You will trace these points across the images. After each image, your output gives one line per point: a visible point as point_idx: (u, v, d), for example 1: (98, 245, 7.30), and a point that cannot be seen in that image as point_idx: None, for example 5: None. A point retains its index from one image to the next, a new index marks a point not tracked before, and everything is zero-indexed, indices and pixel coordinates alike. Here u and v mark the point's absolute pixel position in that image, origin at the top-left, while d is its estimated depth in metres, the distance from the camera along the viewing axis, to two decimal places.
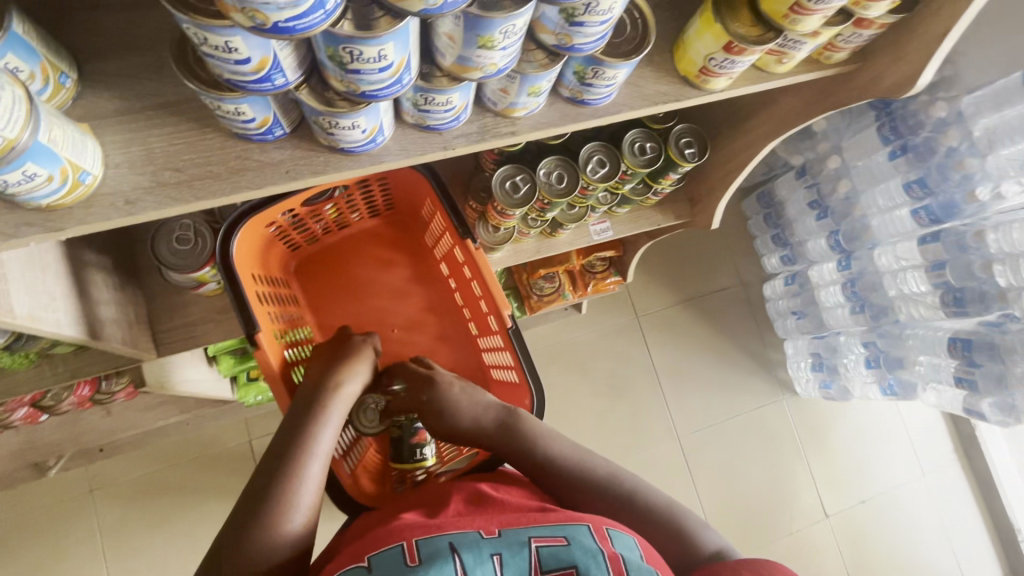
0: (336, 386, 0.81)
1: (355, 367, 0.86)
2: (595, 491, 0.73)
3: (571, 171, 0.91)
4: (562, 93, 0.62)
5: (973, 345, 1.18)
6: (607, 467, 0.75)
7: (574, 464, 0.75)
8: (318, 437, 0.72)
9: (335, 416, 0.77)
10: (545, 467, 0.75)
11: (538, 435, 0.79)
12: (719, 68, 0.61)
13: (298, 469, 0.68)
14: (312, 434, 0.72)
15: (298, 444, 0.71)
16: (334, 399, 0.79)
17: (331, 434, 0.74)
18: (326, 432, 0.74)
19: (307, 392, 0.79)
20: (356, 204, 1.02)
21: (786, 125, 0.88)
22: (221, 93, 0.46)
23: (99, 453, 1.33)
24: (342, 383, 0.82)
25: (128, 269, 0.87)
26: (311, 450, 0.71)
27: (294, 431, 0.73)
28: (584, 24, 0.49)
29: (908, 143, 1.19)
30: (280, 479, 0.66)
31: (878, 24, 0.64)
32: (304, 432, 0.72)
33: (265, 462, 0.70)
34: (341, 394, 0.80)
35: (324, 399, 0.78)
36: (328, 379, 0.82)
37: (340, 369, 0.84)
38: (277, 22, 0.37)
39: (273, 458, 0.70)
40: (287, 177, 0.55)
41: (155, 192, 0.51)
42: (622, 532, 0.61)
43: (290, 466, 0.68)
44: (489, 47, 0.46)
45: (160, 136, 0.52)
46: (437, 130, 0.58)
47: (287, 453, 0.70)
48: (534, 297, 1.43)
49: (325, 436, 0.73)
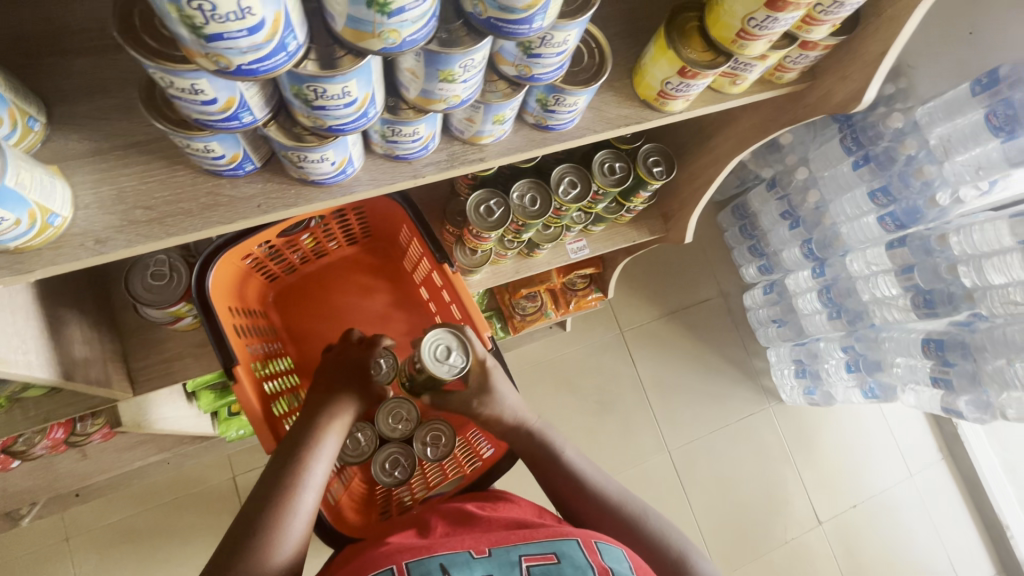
0: (329, 417, 0.78)
1: (350, 392, 0.83)
2: (605, 509, 0.73)
3: (544, 194, 0.93)
4: (527, 120, 0.64)
5: (945, 345, 1.21)
6: (614, 489, 0.76)
7: (588, 482, 0.76)
8: (311, 468, 0.71)
9: (330, 445, 0.76)
10: (559, 477, 0.76)
11: (553, 445, 0.79)
12: (675, 91, 0.64)
13: (289, 501, 0.67)
14: (305, 464, 0.71)
15: (290, 474, 0.70)
16: (328, 427, 0.77)
17: (325, 464, 0.73)
18: (320, 461, 0.73)
19: (301, 421, 0.77)
20: (333, 233, 1.03)
21: (747, 141, 0.91)
22: (189, 132, 0.47)
23: (75, 499, 1.28)
24: (335, 409, 0.79)
25: (101, 308, 0.87)
26: (303, 480, 0.70)
27: (286, 459, 0.71)
28: (542, 55, 0.50)
29: (869, 153, 1.25)
30: (270, 512, 0.66)
31: (822, 46, 0.68)
32: (296, 461, 0.71)
33: (255, 493, 0.69)
34: (335, 420, 0.78)
35: (318, 426, 0.76)
36: (321, 404, 0.79)
37: (331, 398, 0.81)
38: (240, 65, 0.36)
39: (263, 488, 0.69)
40: (259, 212, 0.56)
41: (126, 230, 0.52)
42: (611, 544, 0.61)
43: (280, 497, 0.67)
44: (450, 81, 0.47)
45: (129, 174, 0.53)
46: (406, 159, 0.60)
47: (278, 482, 0.69)
48: (517, 317, 1.45)
49: (318, 467, 0.72)
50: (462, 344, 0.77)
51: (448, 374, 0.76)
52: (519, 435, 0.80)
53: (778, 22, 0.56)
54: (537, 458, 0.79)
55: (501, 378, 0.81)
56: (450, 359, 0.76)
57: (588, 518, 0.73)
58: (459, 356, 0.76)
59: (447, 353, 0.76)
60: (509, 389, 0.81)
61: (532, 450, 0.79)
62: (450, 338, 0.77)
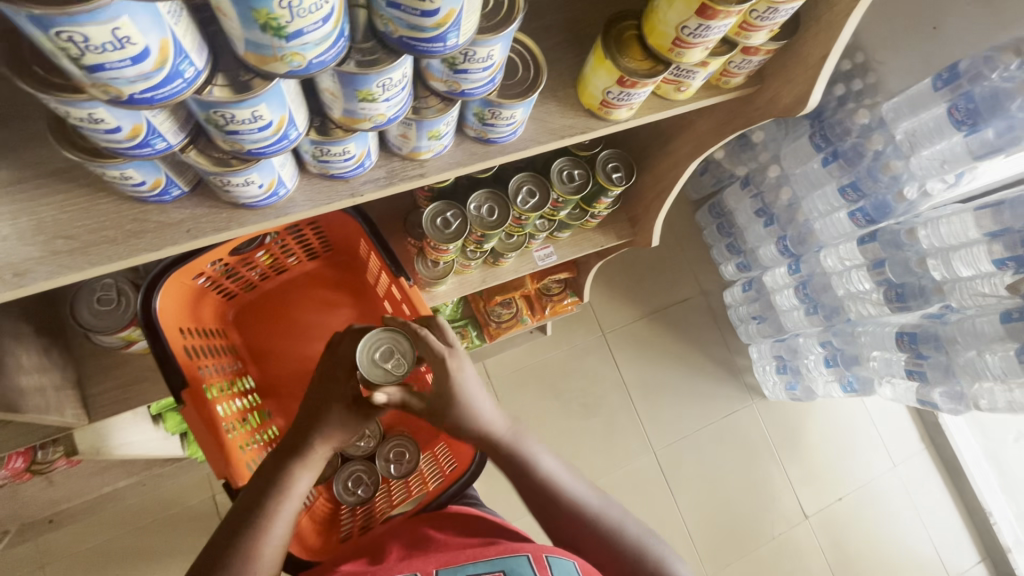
0: (303, 450, 0.73)
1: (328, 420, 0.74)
2: (580, 518, 0.73)
3: (502, 204, 0.93)
4: (468, 134, 0.63)
5: (919, 338, 1.21)
6: (591, 499, 0.76)
7: (563, 493, 0.75)
8: (279, 513, 0.68)
9: (304, 480, 0.72)
10: (536, 488, 0.75)
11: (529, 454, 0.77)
12: (617, 101, 0.64)
13: (252, 547, 0.65)
14: (274, 510, 0.68)
15: (256, 520, 0.66)
16: (302, 464, 0.72)
17: (294, 506, 0.70)
18: (288, 502, 0.69)
19: (275, 457, 0.72)
20: (290, 248, 1.01)
21: (703, 145, 0.91)
22: (102, 160, 0.45)
23: (49, 524, 1.27)
24: (312, 443, 0.73)
25: (53, 337, 0.84)
26: (267, 527, 0.66)
27: (253, 502, 0.68)
28: (468, 71, 0.49)
29: (838, 149, 1.26)
30: (232, 561, 0.63)
31: (764, 51, 0.67)
32: (265, 505, 0.68)
33: (219, 536, 0.66)
34: (310, 457, 0.73)
35: (291, 464, 0.71)
36: (298, 437, 0.74)
37: (309, 428, 0.74)
38: (132, 94, 0.35)
39: (226, 533, 0.66)
40: (189, 236, 0.55)
41: (48, 261, 0.50)
42: (562, 556, 0.63)
43: (245, 546, 0.65)
44: (371, 100, 0.46)
45: (49, 204, 0.51)
46: (343, 178, 0.58)
47: (243, 528, 0.66)
48: (493, 324, 1.44)
49: (287, 511, 0.69)
50: (406, 350, 0.78)
51: (383, 380, 0.75)
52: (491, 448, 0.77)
53: (712, 29, 0.56)
54: (510, 470, 0.77)
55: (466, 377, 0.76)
56: (388, 365, 0.76)
57: (566, 528, 0.73)
58: (396, 361, 0.77)
59: (387, 357, 0.77)
60: (480, 395, 0.77)
61: (505, 462, 0.77)
62: (396, 342, 0.78)
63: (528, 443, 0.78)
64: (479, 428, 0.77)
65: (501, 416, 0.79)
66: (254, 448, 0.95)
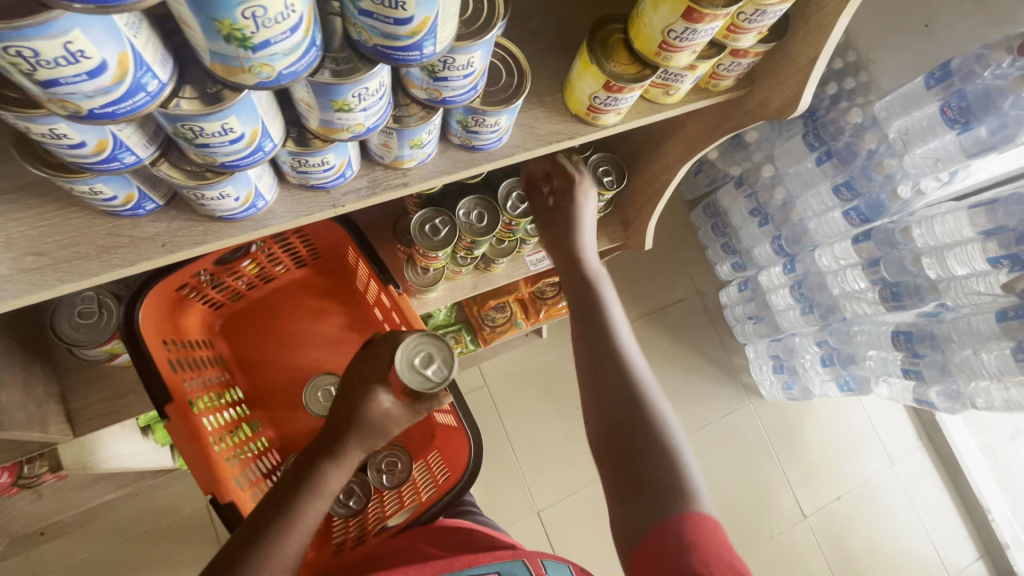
0: (338, 451, 0.72)
1: (363, 428, 0.73)
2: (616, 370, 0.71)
3: (491, 210, 0.91)
4: (452, 141, 0.62)
5: (915, 337, 1.20)
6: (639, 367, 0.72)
7: (618, 351, 0.73)
8: (308, 509, 0.67)
9: (336, 480, 0.71)
10: (594, 320, 0.76)
11: (601, 300, 0.79)
12: (605, 106, 0.62)
13: (278, 538, 0.64)
14: (303, 507, 0.67)
15: (288, 511, 0.66)
16: (337, 463, 0.71)
17: (321, 507, 0.69)
18: (319, 500, 0.69)
19: (309, 452, 0.73)
20: (277, 257, 1.00)
21: (694, 148, 0.90)
22: (70, 175, 0.44)
23: (40, 537, 1.25)
24: (346, 446, 0.72)
25: (34, 351, 0.83)
26: (294, 522, 0.65)
27: (286, 494, 0.68)
28: (448, 79, 0.48)
29: (831, 149, 1.25)
30: (259, 549, 0.62)
31: (753, 53, 0.66)
32: (295, 500, 0.67)
33: (248, 523, 0.66)
34: (343, 460, 0.72)
35: (325, 461, 0.71)
36: (333, 436, 0.73)
37: (343, 432, 0.73)
38: (92, 110, 0.34)
39: (256, 520, 0.66)
40: (165, 251, 0.53)
41: (16, 279, 0.48)
42: (555, 561, 0.66)
43: (270, 536, 0.64)
44: (347, 110, 0.45)
45: (18, 219, 0.49)
46: (324, 188, 0.57)
47: (273, 518, 0.65)
48: (486, 328, 1.43)
49: (315, 508, 0.68)
50: (445, 357, 0.77)
51: (423, 387, 0.75)
52: (571, 276, 0.82)
53: (698, 33, 0.55)
54: (582, 297, 0.79)
55: (588, 210, 0.86)
56: (428, 372, 0.76)
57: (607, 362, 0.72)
58: (437, 370, 0.76)
59: (427, 363, 0.76)
60: (588, 231, 0.85)
61: (578, 289, 0.80)
62: (437, 349, 0.77)
63: (606, 289, 0.80)
64: (577, 254, 0.83)
65: (593, 256, 0.84)
66: (243, 461, 0.93)
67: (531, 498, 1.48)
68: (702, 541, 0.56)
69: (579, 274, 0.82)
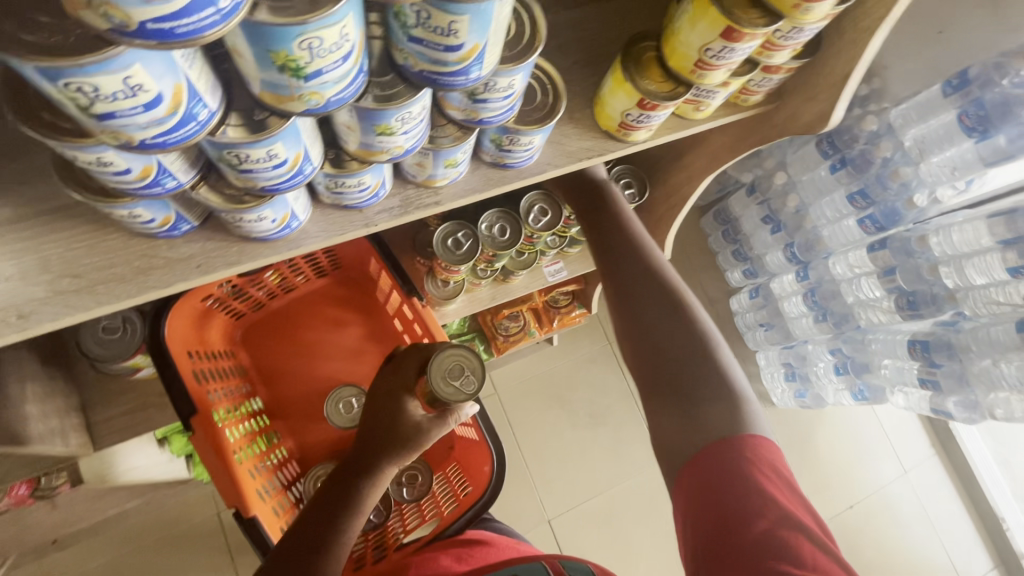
0: (372, 470, 0.74)
1: (395, 448, 0.76)
2: (647, 285, 0.73)
3: (514, 223, 0.90)
4: (484, 159, 0.61)
5: (932, 346, 1.20)
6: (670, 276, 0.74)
7: (650, 270, 0.75)
8: (345, 527, 0.69)
9: (371, 497, 0.74)
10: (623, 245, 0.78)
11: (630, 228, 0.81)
12: (637, 123, 0.62)
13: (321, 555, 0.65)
14: (340, 526, 0.69)
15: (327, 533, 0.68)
16: (370, 479, 0.74)
17: (358, 524, 0.71)
18: (357, 518, 0.71)
19: (345, 471, 0.75)
20: (299, 268, 1.00)
21: (717, 160, 0.90)
22: (111, 200, 0.44)
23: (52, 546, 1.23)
24: (380, 463, 0.75)
25: (55, 365, 0.83)
26: (334, 542, 0.67)
27: (325, 514, 0.70)
28: (488, 101, 0.48)
29: (845, 157, 1.22)
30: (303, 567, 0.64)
31: (785, 69, 0.66)
32: (332, 519, 0.69)
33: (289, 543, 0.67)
34: (377, 476, 0.74)
35: (360, 480, 0.73)
36: (366, 456, 0.75)
37: (377, 449, 0.76)
38: (143, 140, 0.33)
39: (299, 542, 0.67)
40: (199, 272, 0.53)
41: (52, 302, 0.48)
42: (575, 561, 0.66)
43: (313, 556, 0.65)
44: (389, 134, 0.45)
45: (54, 241, 0.49)
46: (357, 208, 0.57)
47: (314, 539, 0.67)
48: (500, 337, 1.42)
49: (353, 526, 0.70)
50: (476, 368, 0.76)
51: (451, 398, 0.75)
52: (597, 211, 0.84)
53: (736, 51, 0.54)
54: (610, 227, 0.81)
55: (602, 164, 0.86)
56: (460, 384, 0.75)
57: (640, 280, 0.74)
58: (468, 381, 0.76)
59: (458, 374, 0.75)
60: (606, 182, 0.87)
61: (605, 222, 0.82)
62: (467, 358, 0.76)
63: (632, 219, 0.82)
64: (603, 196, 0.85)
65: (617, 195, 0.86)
66: (265, 472, 0.93)
67: (543, 506, 1.47)
68: (761, 459, 0.57)
69: (604, 211, 0.83)
